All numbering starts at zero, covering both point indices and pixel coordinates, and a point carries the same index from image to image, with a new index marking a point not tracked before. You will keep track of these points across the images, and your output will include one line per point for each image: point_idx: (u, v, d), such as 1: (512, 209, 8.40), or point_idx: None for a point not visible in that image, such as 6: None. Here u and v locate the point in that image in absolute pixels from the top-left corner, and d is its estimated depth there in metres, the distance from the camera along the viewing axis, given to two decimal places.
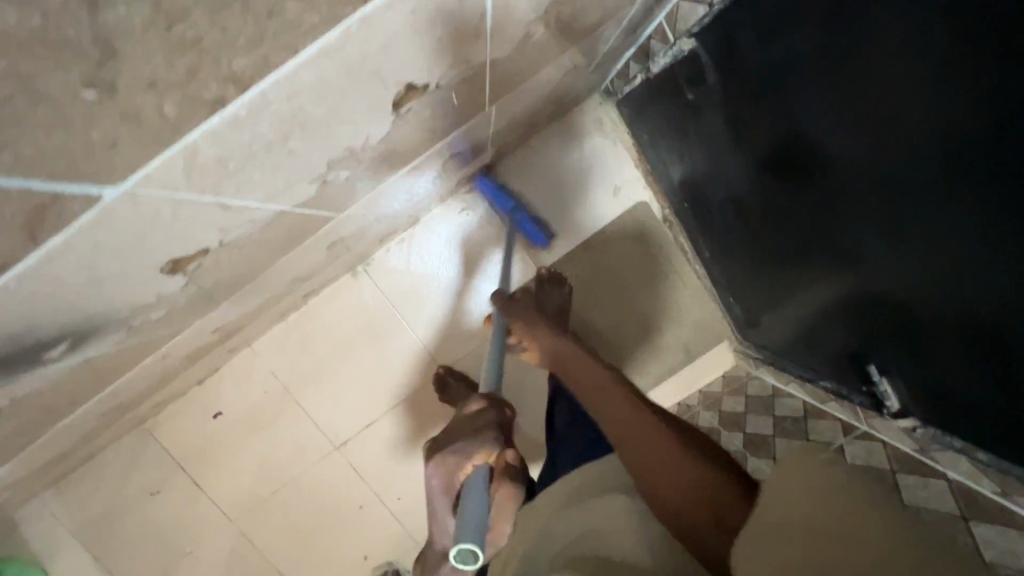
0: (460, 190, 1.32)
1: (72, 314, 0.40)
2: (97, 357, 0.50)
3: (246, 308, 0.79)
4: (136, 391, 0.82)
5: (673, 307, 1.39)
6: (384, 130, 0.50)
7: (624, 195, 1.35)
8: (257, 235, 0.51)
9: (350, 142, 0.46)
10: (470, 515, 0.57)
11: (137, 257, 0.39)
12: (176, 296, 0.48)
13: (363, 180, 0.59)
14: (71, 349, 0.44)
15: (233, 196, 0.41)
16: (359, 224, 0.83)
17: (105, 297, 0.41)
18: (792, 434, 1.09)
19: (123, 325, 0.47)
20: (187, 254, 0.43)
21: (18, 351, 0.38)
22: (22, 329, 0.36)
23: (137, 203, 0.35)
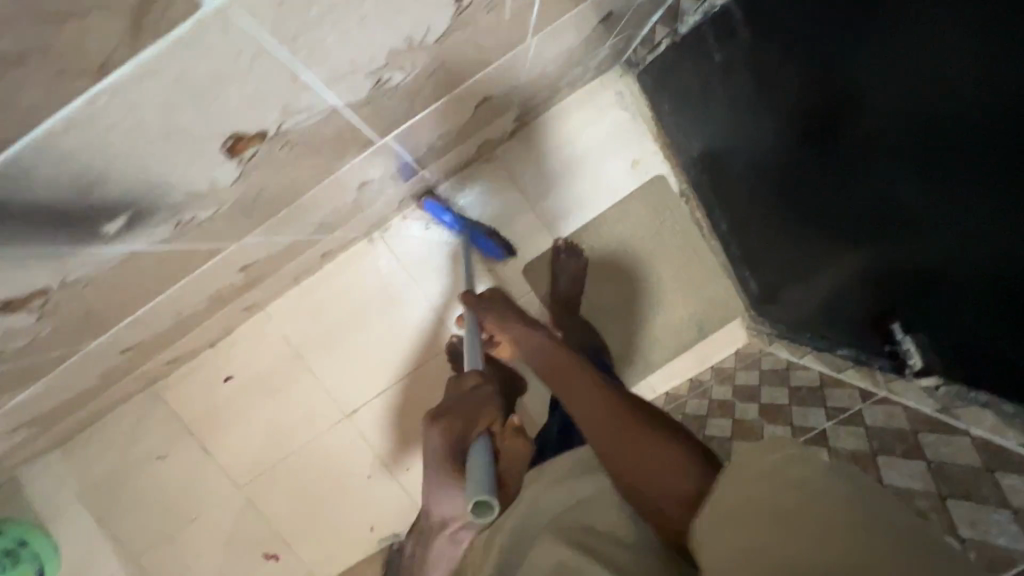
0: (479, 159, 1.32)
1: (135, 177, 0.39)
2: (142, 258, 0.50)
3: (274, 249, 0.79)
4: (157, 332, 0.81)
5: (688, 283, 1.39)
6: (442, 32, 0.50)
7: (642, 170, 1.36)
8: (311, 139, 0.50)
9: (412, 28, 0.44)
10: (479, 465, 0.62)
11: (209, 115, 0.38)
12: (226, 192, 0.48)
13: (410, 99, 0.58)
14: (125, 230, 0.44)
15: (303, 63, 0.39)
16: (390, 168, 0.83)
17: (170, 163, 0.40)
18: (809, 402, 1.06)
19: (173, 217, 0.47)
20: (248, 133, 0.42)
21: (77, 208, 0.39)
22: (91, 177, 0.37)
23: (230, 32, 0.32)
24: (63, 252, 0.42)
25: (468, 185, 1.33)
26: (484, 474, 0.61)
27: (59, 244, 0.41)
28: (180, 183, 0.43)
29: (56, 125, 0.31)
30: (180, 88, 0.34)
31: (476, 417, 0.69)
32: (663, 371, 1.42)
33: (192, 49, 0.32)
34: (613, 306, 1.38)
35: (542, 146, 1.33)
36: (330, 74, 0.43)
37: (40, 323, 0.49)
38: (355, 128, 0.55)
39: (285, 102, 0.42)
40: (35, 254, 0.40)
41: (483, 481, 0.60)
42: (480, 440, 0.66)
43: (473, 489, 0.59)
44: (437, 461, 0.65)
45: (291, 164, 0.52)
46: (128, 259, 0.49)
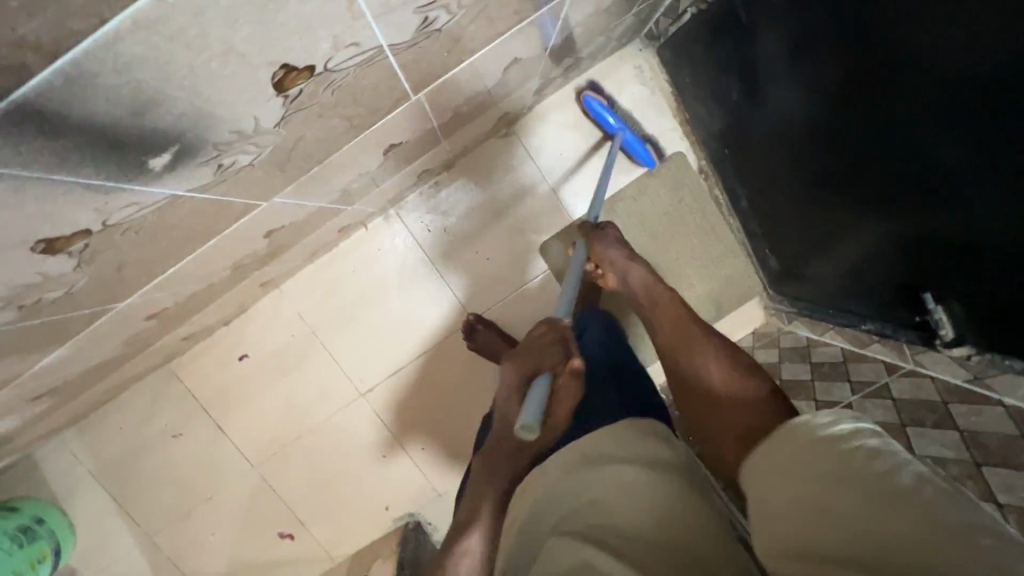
0: (498, 134, 1.31)
1: (187, 102, 0.38)
2: (179, 206, 0.49)
3: (299, 214, 0.78)
4: (181, 299, 0.80)
5: (707, 261, 1.38)
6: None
7: (661, 147, 1.34)
8: (351, 84, 0.49)
9: None
10: (532, 399, 0.64)
11: (257, 43, 0.36)
12: (267, 135, 0.47)
13: (449, 48, 0.57)
14: (169, 167, 0.43)
15: None
16: (418, 133, 0.81)
17: (217, 95, 0.39)
18: (833, 377, 1.05)
19: (214, 159, 0.46)
20: (297, 66, 0.41)
21: (126, 133, 0.38)
22: (142, 100, 0.36)
23: None
24: (109, 184, 0.41)
25: (487, 161, 1.32)
26: (534, 406, 0.63)
27: (104, 174, 0.40)
28: (228, 117, 0.42)
29: (121, 27, 0.30)
30: (242, 2, 0.33)
31: (543, 358, 0.70)
32: None
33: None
34: None
35: (562, 121, 1.32)
36: (382, 5, 0.40)
37: (77, 271, 0.49)
38: (394, 76, 0.53)
39: (336, 31, 0.40)
40: (83, 183, 0.39)
41: (532, 410, 0.62)
42: (541, 377, 0.67)
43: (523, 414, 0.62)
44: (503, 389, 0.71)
45: (331, 111, 0.51)
46: (167, 206, 0.48)
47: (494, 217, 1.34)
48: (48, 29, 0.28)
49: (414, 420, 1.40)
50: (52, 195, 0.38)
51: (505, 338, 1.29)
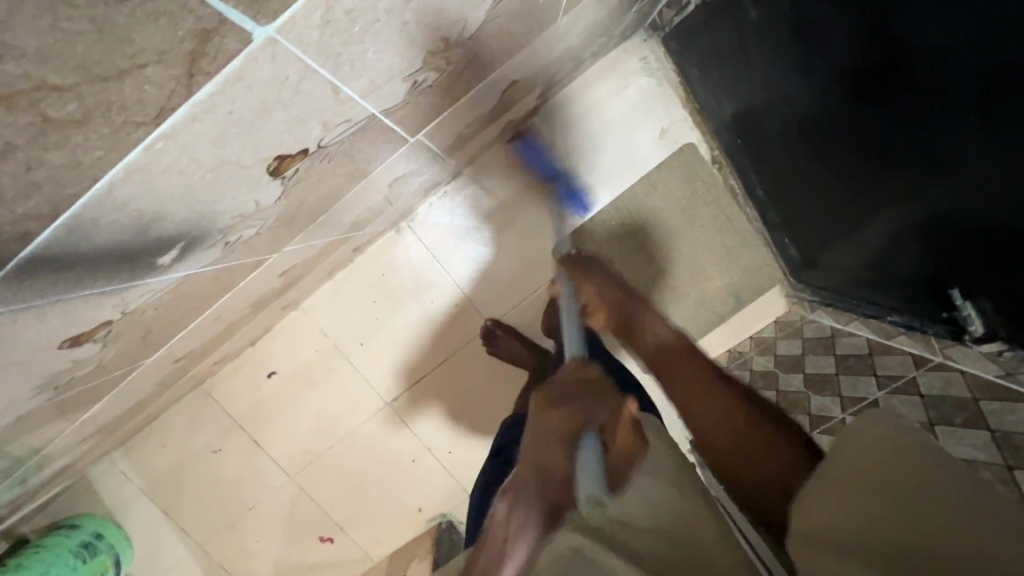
0: (503, 140, 1.29)
1: (188, 209, 0.40)
2: (191, 280, 0.51)
3: (311, 252, 0.79)
4: (206, 338, 0.83)
5: (724, 253, 1.36)
6: (484, 18, 0.48)
7: (671, 138, 1.30)
8: (347, 151, 0.50)
9: (446, 29, 0.43)
10: (588, 465, 0.57)
11: (253, 146, 0.38)
12: (269, 210, 0.48)
13: (443, 93, 0.57)
14: (179, 258, 0.45)
15: (344, 79, 0.39)
16: (420, 161, 0.81)
17: (217, 194, 0.40)
18: (858, 371, 1.04)
19: (221, 240, 0.48)
20: (290, 153, 0.42)
21: (137, 245, 0.39)
22: (149, 217, 0.37)
23: (275, 57, 0.32)
24: (122, 286, 0.43)
25: (495, 165, 1.30)
26: (593, 472, 0.57)
27: (117, 280, 0.41)
28: (230, 206, 0.43)
29: (115, 177, 0.32)
30: (232, 121, 0.34)
31: (592, 412, 0.62)
32: (701, 343, 1.40)
33: (243, 82, 0.32)
34: (647, 281, 1.36)
35: (569, 119, 1.29)
36: (369, 85, 0.42)
37: (104, 348, 0.51)
38: (389, 129, 0.54)
39: (326, 116, 0.41)
40: (99, 291, 0.41)
41: (598, 478, 0.57)
42: (591, 439, 0.59)
43: (586, 487, 0.56)
44: (558, 447, 0.58)
45: (329, 173, 0.51)
46: (179, 286, 0.50)
47: (505, 222, 1.33)
48: (47, 199, 0.30)
49: (437, 423, 1.42)
50: (72, 306, 0.41)
51: (529, 348, 1.30)
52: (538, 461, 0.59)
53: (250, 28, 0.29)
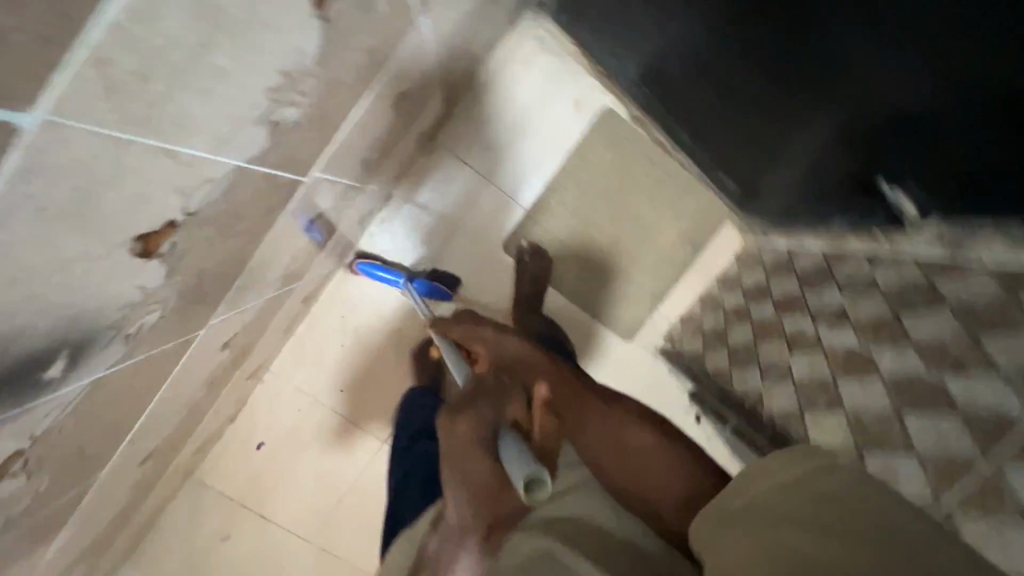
0: (425, 153, 1.28)
1: (55, 315, 0.38)
2: (105, 382, 0.49)
3: (249, 315, 0.76)
4: (169, 430, 0.80)
5: (669, 204, 1.36)
6: (318, 51, 0.45)
7: (587, 108, 1.30)
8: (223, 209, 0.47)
9: (279, 63, 0.41)
10: (514, 458, 0.63)
11: (97, 235, 0.36)
12: (158, 291, 0.46)
13: (317, 126, 0.55)
14: (72, 366, 0.43)
15: (176, 141, 0.37)
16: (335, 196, 0.79)
17: (84, 292, 0.39)
18: (820, 284, 1.04)
19: (117, 335, 0.46)
20: (154, 230, 0.41)
21: (12, 366, 0.37)
22: (10, 339, 0.35)
23: (66, 141, 0.30)
24: (15, 411, 0.40)
25: (423, 180, 1.28)
26: (520, 462, 0.63)
27: (5, 409, 0.39)
28: (106, 298, 0.41)
29: None
30: (55, 219, 0.33)
31: (500, 412, 0.73)
32: (672, 297, 1.40)
33: (39, 179, 0.30)
34: (603, 251, 1.35)
35: (482, 115, 1.27)
36: (214, 139, 0.40)
37: (31, 479, 0.48)
38: (270, 174, 0.51)
39: (176, 183, 0.40)
40: None
41: (527, 462, 0.62)
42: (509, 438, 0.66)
43: (516, 471, 0.62)
44: (481, 452, 0.69)
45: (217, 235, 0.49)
46: (93, 391, 0.48)
47: (449, 232, 1.31)
48: None
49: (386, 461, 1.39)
50: None
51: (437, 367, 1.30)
52: (457, 470, 0.69)
53: (10, 122, 0.27)
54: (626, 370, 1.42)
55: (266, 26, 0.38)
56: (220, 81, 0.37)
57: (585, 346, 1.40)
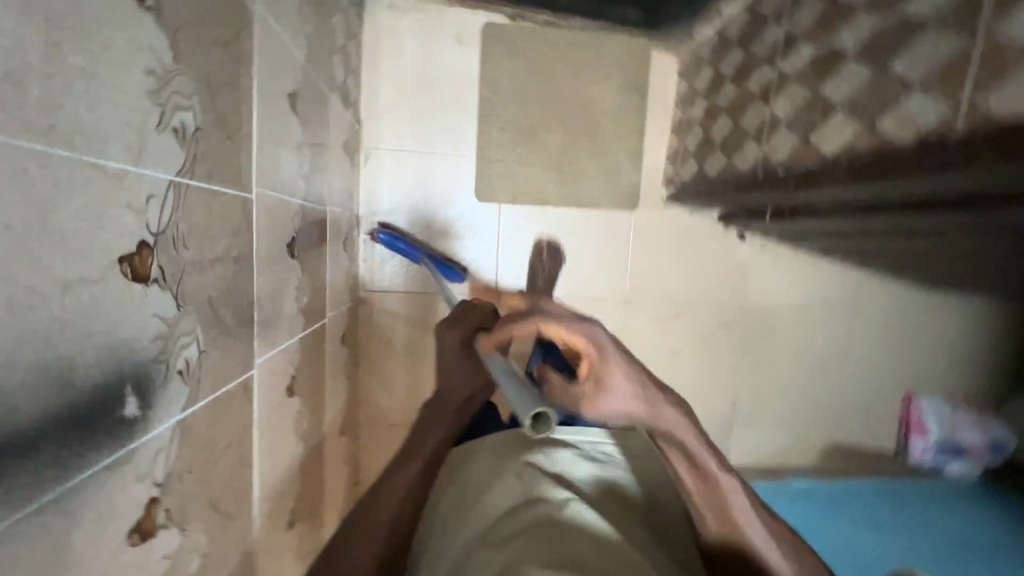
0: (362, 163, 1.29)
1: (97, 343, 0.36)
2: (191, 432, 0.49)
3: (291, 356, 0.79)
4: (291, 493, 0.82)
5: (594, 69, 1.34)
6: (165, 39, 0.43)
7: (470, 37, 1.29)
8: (191, 232, 0.48)
9: (146, 62, 0.40)
10: (524, 396, 0.51)
11: (85, 268, 0.35)
12: (171, 310, 0.45)
13: (231, 137, 0.56)
14: (144, 401, 0.41)
15: (95, 154, 0.35)
16: (300, 217, 0.81)
17: (109, 319, 0.37)
18: (765, 30, 1.00)
19: (165, 365, 0.45)
20: (133, 251, 0.39)
21: (84, 401, 0.35)
22: (68, 370, 0.33)
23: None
24: (120, 455, 0.39)
25: (376, 186, 1.30)
26: (526, 402, 0.50)
27: (108, 453, 0.38)
28: (135, 324, 0.40)
29: None
30: (38, 256, 0.31)
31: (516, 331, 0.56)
32: (651, 145, 1.38)
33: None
34: (564, 146, 1.35)
35: (389, 101, 1.29)
36: (131, 152, 0.39)
37: (189, 550, 0.50)
38: (214, 191, 0.52)
39: (125, 200, 0.38)
40: (104, 472, 0.37)
41: (532, 409, 0.49)
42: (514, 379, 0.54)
43: (521, 406, 0.49)
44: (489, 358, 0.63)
45: (204, 260, 0.51)
46: (180, 440, 0.47)
47: (427, 215, 1.32)
48: None
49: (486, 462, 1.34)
50: (95, 498, 0.37)
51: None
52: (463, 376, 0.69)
53: None
54: (656, 235, 1.41)
55: (95, 24, 0.35)
56: (97, 83, 0.35)
57: (607, 236, 1.39)
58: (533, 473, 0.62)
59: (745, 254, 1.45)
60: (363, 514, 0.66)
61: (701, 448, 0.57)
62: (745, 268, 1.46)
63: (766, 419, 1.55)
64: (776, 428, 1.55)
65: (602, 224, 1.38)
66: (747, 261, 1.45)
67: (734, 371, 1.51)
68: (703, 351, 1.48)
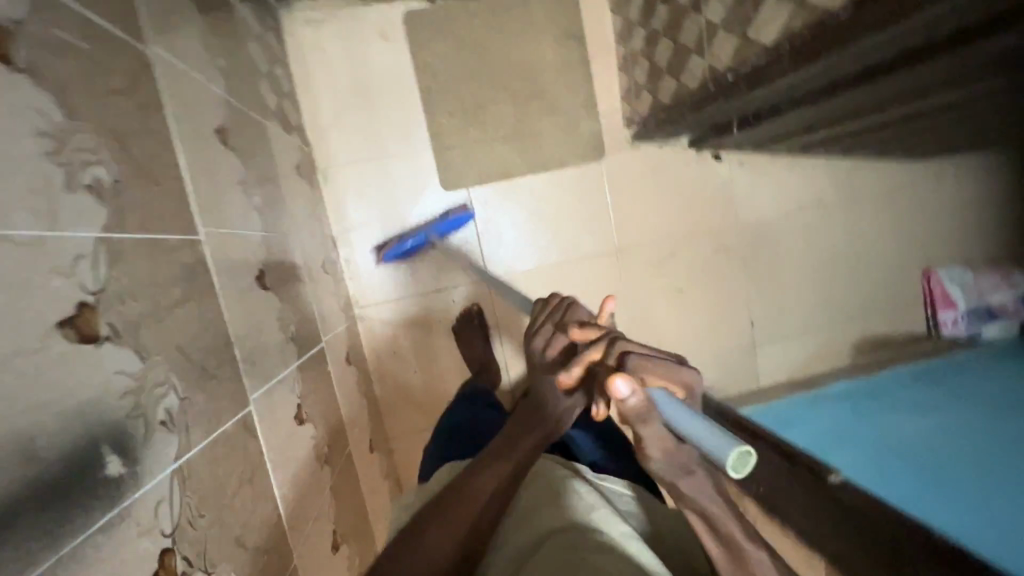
0: (323, 183, 1.28)
1: (57, 410, 0.36)
2: (193, 479, 0.50)
3: (289, 385, 0.78)
4: (327, 517, 0.83)
5: (525, 29, 1.30)
6: (53, 99, 0.42)
7: (394, 31, 1.27)
8: (139, 284, 0.48)
9: (35, 123, 0.40)
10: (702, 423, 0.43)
11: (21, 337, 0.34)
12: (136, 364, 0.45)
13: (158, 182, 0.55)
14: (128, 457, 0.41)
15: (4, 225, 0.35)
16: (262, 248, 0.80)
17: (64, 384, 0.37)
18: None
19: (145, 418, 0.45)
20: (73, 313, 0.39)
21: (56, 469, 0.35)
22: (30, 440, 0.33)
23: None
24: (115, 513, 0.39)
25: (343, 202, 1.29)
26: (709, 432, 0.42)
27: (100, 514, 0.38)
28: (96, 385, 0.40)
29: None
30: None
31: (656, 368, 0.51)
32: (602, 90, 1.35)
33: None
34: (516, 114, 1.32)
35: (332, 116, 1.27)
36: (44, 216, 0.39)
37: None
38: (155, 241, 0.52)
39: (49, 265, 0.38)
40: (101, 533, 0.37)
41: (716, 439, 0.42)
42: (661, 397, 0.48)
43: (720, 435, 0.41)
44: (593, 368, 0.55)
45: (162, 310, 0.50)
46: (183, 487, 0.48)
47: (399, 218, 1.31)
48: None
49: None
50: (98, 560, 0.37)
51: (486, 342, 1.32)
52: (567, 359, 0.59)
53: None
54: (630, 178, 1.38)
55: None
56: None
57: (582, 192, 1.37)
58: (584, 491, 0.60)
59: (725, 173, 1.42)
60: (438, 526, 0.57)
61: (723, 514, 0.49)
62: (730, 188, 1.43)
63: (788, 333, 1.52)
64: (801, 338, 1.52)
65: (574, 180, 1.36)
66: (730, 180, 1.43)
67: (744, 291, 1.48)
68: (708, 280, 1.45)
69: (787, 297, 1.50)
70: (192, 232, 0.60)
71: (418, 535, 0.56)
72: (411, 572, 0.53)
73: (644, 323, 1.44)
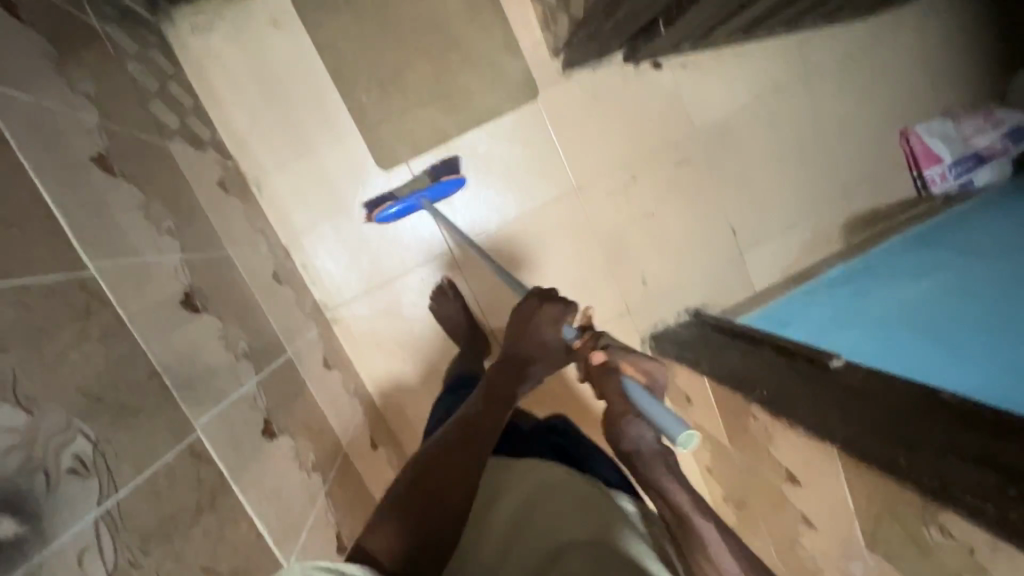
0: (257, 193, 1.23)
1: None
2: (131, 519, 0.47)
3: (247, 403, 0.75)
4: (322, 524, 0.81)
5: None
6: None
7: (286, 17, 1.19)
8: (9, 333, 0.44)
9: None
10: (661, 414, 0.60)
11: None
12: (18, 417, 0.42)
13: (18, 223, 0.51)
14: (24, 514, 0.39)
15: None
16: (184, 271, 0.77)
17: None
18: None
19: (48, 468, 0.42)
20: None
21: None
22: None
23: None
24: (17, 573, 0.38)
25: (283, 207, 1.24)
26: (668, 417, 0.59)
27: None
28: None
29: None
30: None
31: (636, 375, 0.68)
32: (518, 25, 1.27)
33: None
34: (435, 72, 1.24)
35: (248, 122, 1.21)
36: None
37: None
38: (25, 284, 0.48)
39: None
40: None
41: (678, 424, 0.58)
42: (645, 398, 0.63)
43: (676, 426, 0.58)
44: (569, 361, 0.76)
45: (47, 356, 0.47)
46: (116, 532, 0.45)
47: (344, 210, 1.26)
48: None
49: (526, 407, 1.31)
50: None
51: (466, 315, 1.28)
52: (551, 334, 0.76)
53: None
54: (572, 111, 1.31)
55: None
56: None
57: (525, 138, 1.30)
58: (602, 510, 0.65)
59: (668, 81, 1.35)
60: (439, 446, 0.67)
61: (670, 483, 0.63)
62: (677, 95, 1.35)
63: (773, 231, 1.45)
64: (789, 232, 1.46)
65: (514, 128, 1.29)
66: (675, 87, 1.35)
67: (718, 199, 1.41)
68: (678, 197, 1.39)
69: (765, 195, 1.43)
70: (78, 267, 0.56)
71: (429, 461, 0.65)
72: (412, 514, 0.59)
73: (622, 256, 1.38)
